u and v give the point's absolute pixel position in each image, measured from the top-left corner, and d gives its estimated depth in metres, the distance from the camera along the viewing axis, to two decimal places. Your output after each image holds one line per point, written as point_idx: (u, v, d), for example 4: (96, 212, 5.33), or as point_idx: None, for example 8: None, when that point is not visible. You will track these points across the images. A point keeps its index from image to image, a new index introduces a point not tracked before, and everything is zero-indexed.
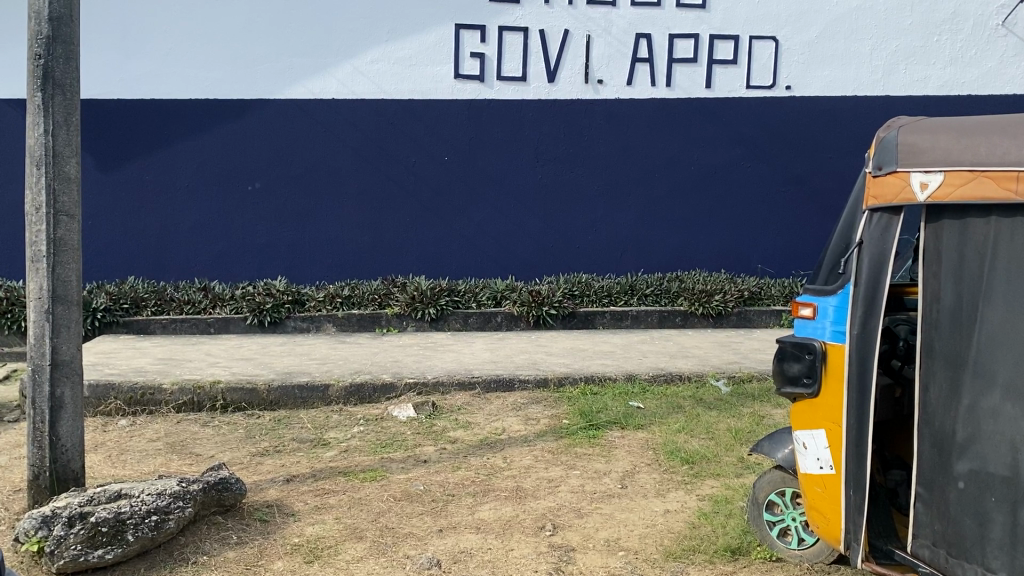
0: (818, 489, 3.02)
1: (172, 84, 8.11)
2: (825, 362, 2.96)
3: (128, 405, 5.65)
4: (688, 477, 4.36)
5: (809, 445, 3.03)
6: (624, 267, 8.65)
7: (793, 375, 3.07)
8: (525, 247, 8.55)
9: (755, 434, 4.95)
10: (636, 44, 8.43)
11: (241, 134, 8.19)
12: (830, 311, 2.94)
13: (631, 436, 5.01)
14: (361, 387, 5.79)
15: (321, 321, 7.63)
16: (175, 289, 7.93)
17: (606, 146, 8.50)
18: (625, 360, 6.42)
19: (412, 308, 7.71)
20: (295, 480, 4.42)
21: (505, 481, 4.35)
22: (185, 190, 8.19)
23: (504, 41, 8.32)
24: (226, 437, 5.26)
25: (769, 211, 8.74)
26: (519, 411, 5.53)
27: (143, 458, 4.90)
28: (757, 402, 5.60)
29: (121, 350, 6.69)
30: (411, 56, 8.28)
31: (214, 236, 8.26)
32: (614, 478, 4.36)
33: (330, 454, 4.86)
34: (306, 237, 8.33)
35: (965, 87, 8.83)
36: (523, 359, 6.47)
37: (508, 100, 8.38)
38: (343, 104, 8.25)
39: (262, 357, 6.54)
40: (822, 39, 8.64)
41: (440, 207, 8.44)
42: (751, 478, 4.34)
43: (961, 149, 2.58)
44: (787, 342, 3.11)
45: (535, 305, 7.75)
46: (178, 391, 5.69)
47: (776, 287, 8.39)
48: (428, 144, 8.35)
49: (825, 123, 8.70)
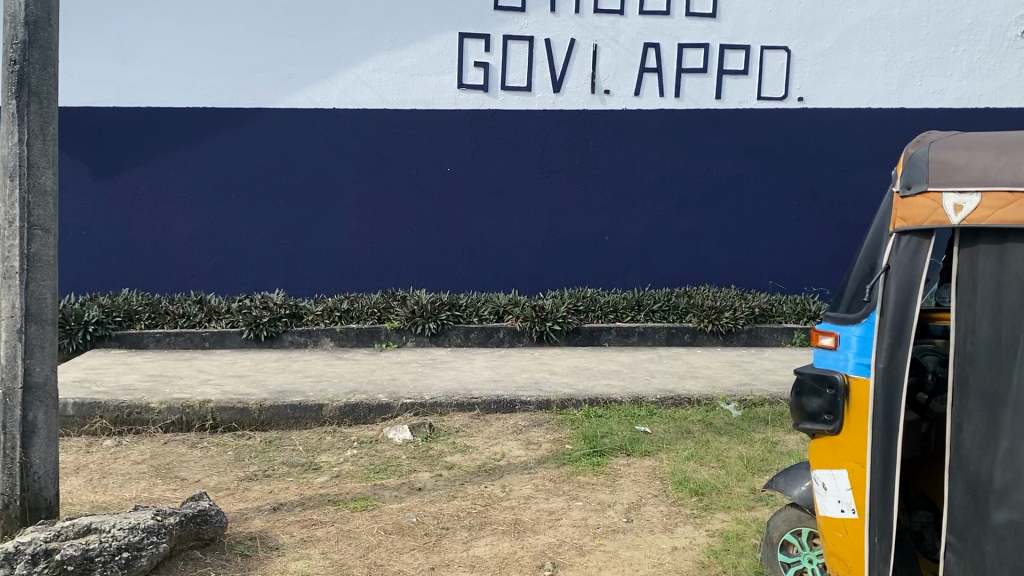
0: (838, 534, 2.75)
1: (169, 92, 7.93)
2: (848, 397, 2.69)
3: (114, 425, 5.45)
4: (696, 510, 4.12)
5: (830, 486, 2.76)
6: (631, 281, 8.42)
7: (813, 411, 2.79)
8: (529, 259, 8.33)
9: (768, 463, 4.71)
10: (644, 54, 8.22)
11: (238, 144, 8.00)
12: (854, 341, 2.68)
13: (637, 464, 4.77)
14: (356, 408, 5.57)
15: (319, 335, 7.42)
16: (169, 301, 7.73)
17: (613, 158, 8.28)
18: (631, 381, 6.18)
19: (412, 322, 7.49)
20: (282, 509, 4.20)
21: (504, 512, 4.12)
22: (181, 200, 8.00)
23: (509, 50, 8.11)
24: (213, 460, 5.04)
25: (781, 225, 8.49)
26: (520, 435, 5.29)
27: (125, 482, 4.69)
28: (769, 427, 5.36)
29: (111, 365, 6.49)
30: (413, 65, 8.08)
31: (211, 246, 8.06)
32: (619, 511, 4.12)
33: (321, 480, 4.64)
34: (305, 249, 8.13)
35: (984, 100, 8.59)
36: (526, 378, 6.24)
37: (513, 110, 8.17)
38: (343, 113, 8.06)
39: (256, 374, 6.32)
40: (836, 49, 8.41)
41: (443, 218, 8.22)
42: (764, 511, 4.10)
43: (1000, 166, 2.37)
44: (805, 374, 2.85)
45: (539, 320, 7.52)
46: (166, 411, 5.48)
47: (788, 304, 8.13)
48: (430, 154, 8.15)
49: (838, 135, 8.47)
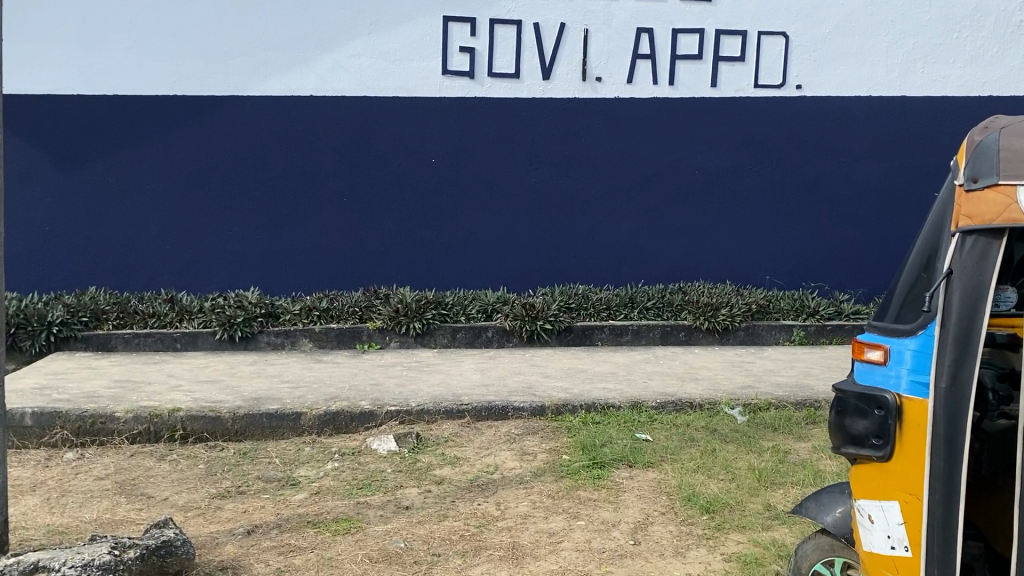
0: (885, 572, 2.43)
1: (136, 78, 7.50)
2: (901, 421, 2.36)
3: (76, 436, 5.06)
4: (708, 531, 3.80)
5: (878, 519, 2.44)
6: (623, 279, 8.09)
7: (858, 435, 2.47)
8: (518, 255, 7.97)
9: (782, 476, 4.38)
10: (638, 39, 7.86)
11: (211, 134, 7.58)
12: (908, 357, 2.35)
13: (641, 476, 4.44)
14: (337, 416, 5.20)
15: (296, 336, 7.05)
16: (139, 300, 7.33)
17: (605, 149, 7.94)
18: (628, 384, 5.85)
19: (396, 322, 7.13)
20: (257, 533, 3.85)
21: (500, 534, 3.79)
22: (151, 193, 7.59)
23: (496, 35, 7.74)
24: (183, 475, 4.66)
25: (777, 218, 8.19)
26: (513, 444, 4.95)
27: (86, 501, 4.30)
28: (777, 434, 5.04)
29: (76, 370, 6.08)
30: (395, 50, 7.68)
31: (183, 242, 7.65)
32: (624, 532, 3.79)
33: (300, 497, 4.29)
34: (282, 246, 7.74)
35: (986, 88, 8.32)
36: (517, 381, 5.89)
37: (500, 98, 7.80)
38: (322, 101, 7.66)
39: (229, 378, 5.93)
40: (835, 35, 8.10)
41: (427, 213, 7.85)
42: (781, 531, 3.78)
43: None
44: (848, 392, 2.51)
45: (528, 319, 7.18)
46: (132, 420, 5.08)
47: (786, 300, 7.83)
48: (413, 144, 7.76)
49: (837, 125, 8.17)
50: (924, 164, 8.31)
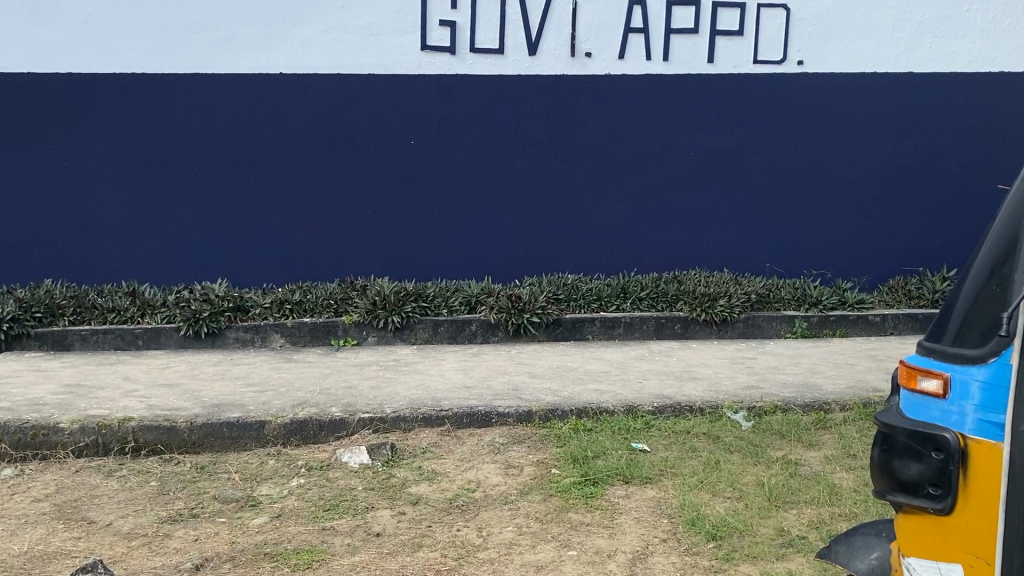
0: None
1: (91, 54, 6.96)
2: (965, 466, 2.03)
3: (15, 449, 4.58)
4: (716, 562, 3.38)
5: None
6: (615, 266, 7.64)
7: (910, 480, 2.13)
8: (503, 242, 7.50)
9: (794, 493, 3.96)
10: (631, 12, 7.35)
11: (173, 113, 7.06)
12: (975, 390, 2.04)
13: (639, 495, 4.00)
14: (305, 425, 4.75)
15: (267, 331, 6.58)
16: (98, 293, 6.83)
17: (596, 129, 7.47)
18: (622, 384, 5.41)
19: (373, 316, 6.67)
20: (206, 568, 3.40)
21: (480, 567, 3.37)
22: (110, 178, 7.08)
23: (478, 7, 7.23)
24: (132, 494, 4.20)
25: (777, 202, 7.75)
26: (498, 455, 4.52)
27: (18, 529, 3.83)
28: (786, 442, 4.62)
29: (23, 374, 5.59)
30: (371, 24, 7.16)
31: (146, 229, 7.15)
32: (621, 564, 3.37)
33: (259, 521, 3.84)
34: (254, 232, 7.25)
35: (997, 64, 7.87)
36: (502, 383, 5.45)
37: (483, 75, 7.30)
38: (292, 79, 7.14)
39: (189, 382, 5.46)
40: (839, 8, 7.62)
41: (406, 196, 7.36)
42: (797, 562, 3.38)
43: None
44: (898, 430, 2.17)
45: (515, 312, 6.74)
46: (78, 432, 4.62)
47: (787, 289, 7.39)
48: (391, 125, 7.26)
49: (841, 102, 7.71)
50: (931, 144, 7.87)
